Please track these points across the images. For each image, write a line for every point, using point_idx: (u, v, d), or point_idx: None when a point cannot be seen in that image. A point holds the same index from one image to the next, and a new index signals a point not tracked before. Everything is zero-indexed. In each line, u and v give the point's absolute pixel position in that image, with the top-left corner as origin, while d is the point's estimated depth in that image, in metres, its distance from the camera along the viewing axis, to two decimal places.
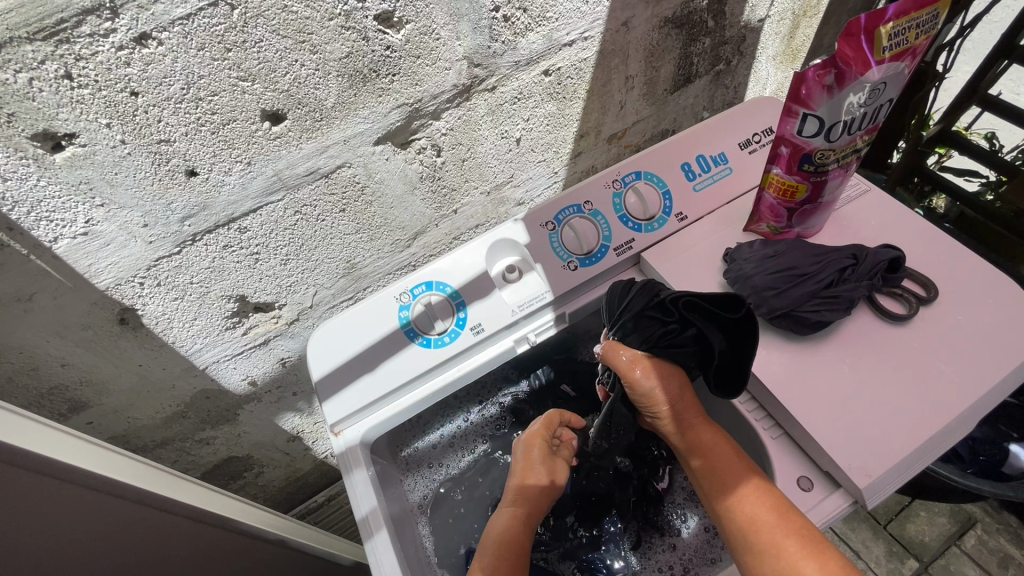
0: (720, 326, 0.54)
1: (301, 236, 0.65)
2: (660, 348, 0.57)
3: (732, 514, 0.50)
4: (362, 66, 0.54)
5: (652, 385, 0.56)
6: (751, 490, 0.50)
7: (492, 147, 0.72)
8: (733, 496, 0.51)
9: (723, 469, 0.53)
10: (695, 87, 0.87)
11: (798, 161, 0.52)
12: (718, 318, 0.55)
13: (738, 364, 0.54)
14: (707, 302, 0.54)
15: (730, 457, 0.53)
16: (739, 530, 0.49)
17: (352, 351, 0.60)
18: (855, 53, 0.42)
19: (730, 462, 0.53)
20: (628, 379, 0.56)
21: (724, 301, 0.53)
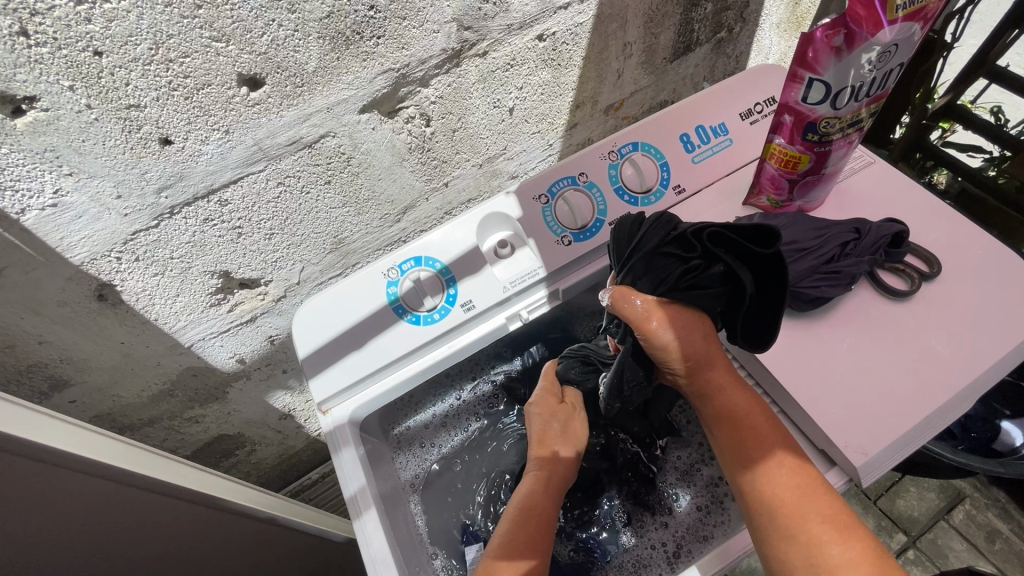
0: (749, 264, 0.50)
1: (285, 210, 0.62)
2: (681, 289, 0.52)
3: (760, 493, 0.49)
4: (344, 28, 0.50)
5: (673, 336, 0.51)
6: (782, 468, 0.49)
7: (484, 117, 0.69)
8: (762, 474, 0.49)
9: (752, 443, 0.50)
10: (695, 56, 0.84)
11: (802, 130, 0.50)
12: (745, 256, 0.50)
13: (771, 306, 0.49)
14: (735, 234, 0.49)
15: (759, 429, 0.51)
16: (768, 510, 0.48)
17: (337, 330, 0.58)
18: (866, 11, 0.40)
19: (760, 434, 0.51)
20: (643, 330, 0.51)
21: (754, 232, 0.49)
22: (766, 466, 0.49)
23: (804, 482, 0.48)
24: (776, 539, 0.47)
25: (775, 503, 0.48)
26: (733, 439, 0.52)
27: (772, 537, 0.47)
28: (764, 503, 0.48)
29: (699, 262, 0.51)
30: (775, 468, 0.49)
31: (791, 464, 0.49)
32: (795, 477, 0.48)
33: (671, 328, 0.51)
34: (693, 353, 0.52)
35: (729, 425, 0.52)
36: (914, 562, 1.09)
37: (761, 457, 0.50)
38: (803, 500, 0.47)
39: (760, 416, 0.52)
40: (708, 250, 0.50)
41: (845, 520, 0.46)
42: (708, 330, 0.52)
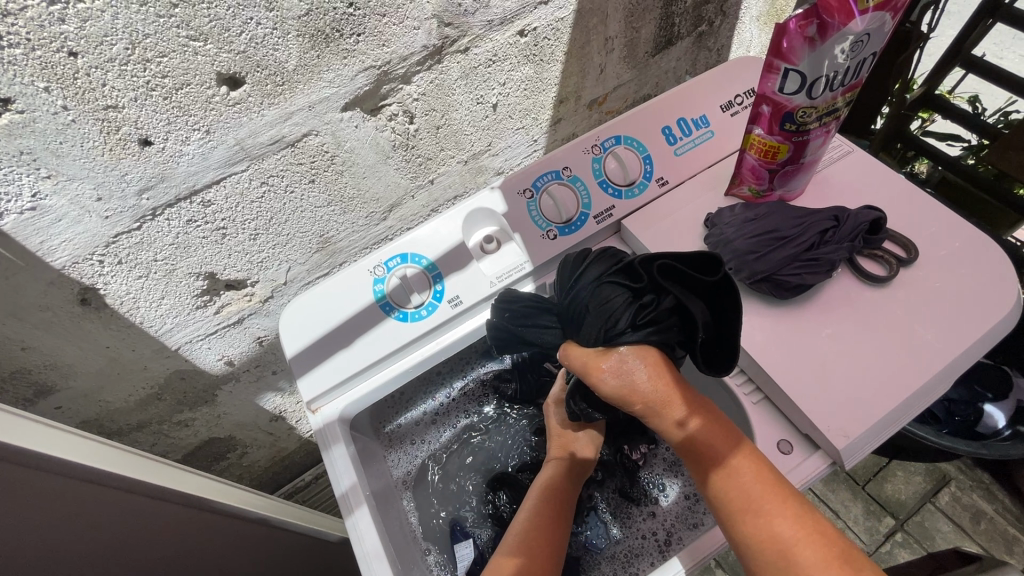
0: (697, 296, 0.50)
1: (269, 209, 0.62)
2: (637, 326, 0.50)
3: (724, 510, 0.48)
4: (324, 25, 0.50)
5: (621, 380, 0.50)
6: (740, 479, 0.48)
7: (468, 113, 0.69)
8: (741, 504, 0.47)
9: (711, 453, 0.49)
10: (677, 50, 0.84)
11: (779, 119, 0.51)
12: (693, 285, 0.50)
13: (731, 332, 0.49)
14: (684, 266, 0.50)
15: (714, 436, 0.50)
16: (738, 529, 0.47)
17: (320, 333, 0.57)
18: (838, 1, 0.40)
19: (717, 442, 0.50)
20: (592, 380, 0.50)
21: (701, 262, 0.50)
22: (729, 479, 0.48)
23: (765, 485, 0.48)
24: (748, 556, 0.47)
25: (745, 518, 0.47)
26: (694, 454, 0.51)
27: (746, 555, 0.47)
28: (733, 522, 0.48)
29: (650, 292, 0.50)
30: (739, 480, 0.48)
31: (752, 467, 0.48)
32: (757, 482, 0.48)
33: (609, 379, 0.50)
34: (640, 392, 0.50)
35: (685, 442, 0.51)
36: (902, 545, 1.11)
37: (724, 471, 0.49)
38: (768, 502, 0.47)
39: (709, 422, 0.51)
40: (658, 282, 0.50)
41: (803, 517, 0.46)
42: (661, 359, 0.51)
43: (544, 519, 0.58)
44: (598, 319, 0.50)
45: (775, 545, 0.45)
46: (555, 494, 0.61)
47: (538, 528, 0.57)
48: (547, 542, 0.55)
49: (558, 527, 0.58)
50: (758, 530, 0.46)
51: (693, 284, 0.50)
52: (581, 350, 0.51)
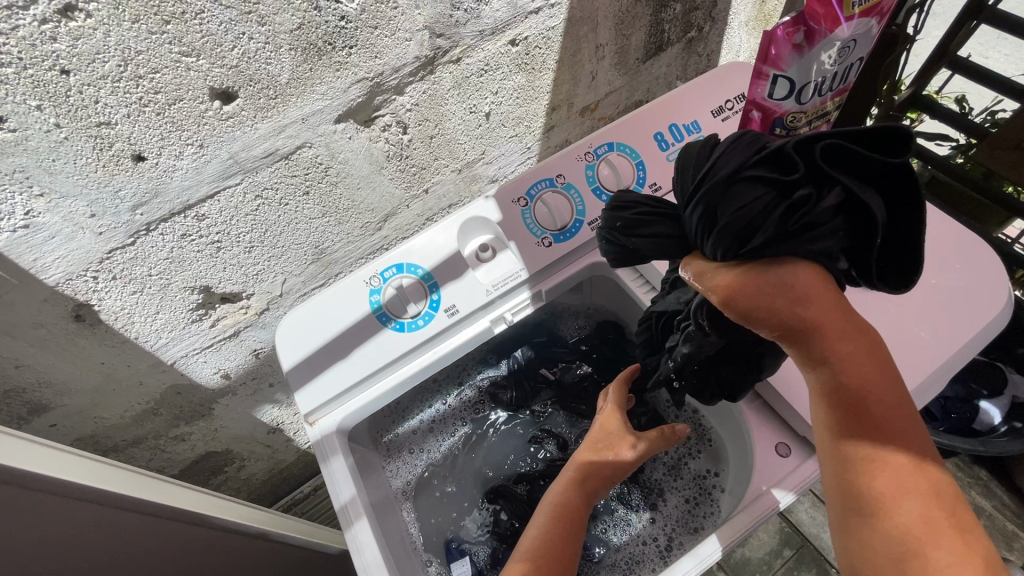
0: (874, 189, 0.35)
1: (264, 222, 0.62)
2: (792, 233, 0.34)
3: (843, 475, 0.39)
4: (316, 39, 0.51)
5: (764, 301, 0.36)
6: (890, 453, 0.36)
7: (461, 122, 0.70)
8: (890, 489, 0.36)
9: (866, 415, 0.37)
10: (667, 56, 0.85)
11: (768, 127, 0.49)
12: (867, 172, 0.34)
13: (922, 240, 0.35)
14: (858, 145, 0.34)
15: (873, 392, 0.37)
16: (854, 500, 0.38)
17: (316, 347, 0.57)
18: (824, 9, 0.41)
19: (879, 405, 0.36)
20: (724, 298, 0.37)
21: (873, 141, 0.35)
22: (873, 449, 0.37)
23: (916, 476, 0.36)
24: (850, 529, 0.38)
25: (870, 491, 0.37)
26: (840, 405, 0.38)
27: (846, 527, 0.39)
28: (850, 489, 0.38)
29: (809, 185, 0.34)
30: (886, 456, 0.36)
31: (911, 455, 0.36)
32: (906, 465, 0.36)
33: (742, 297, 0.36)
34: (790, 310, 0.36)
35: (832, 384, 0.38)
36: None
37: (872, 439, 0.37)
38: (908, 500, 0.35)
39: (872, 372, 0.37)
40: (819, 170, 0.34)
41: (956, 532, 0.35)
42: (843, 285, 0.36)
43: (551, 532, 0.53)
44: (727, 216, 0.36)
45: (902, 535, 0.35)
46: (562, 501, 0.56)
47: (545, 546, 0.52)
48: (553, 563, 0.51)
49: (569, 540, 0.53)
50: (883, 516, 0.36)
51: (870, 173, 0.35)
52: (710, 261, 0.39)
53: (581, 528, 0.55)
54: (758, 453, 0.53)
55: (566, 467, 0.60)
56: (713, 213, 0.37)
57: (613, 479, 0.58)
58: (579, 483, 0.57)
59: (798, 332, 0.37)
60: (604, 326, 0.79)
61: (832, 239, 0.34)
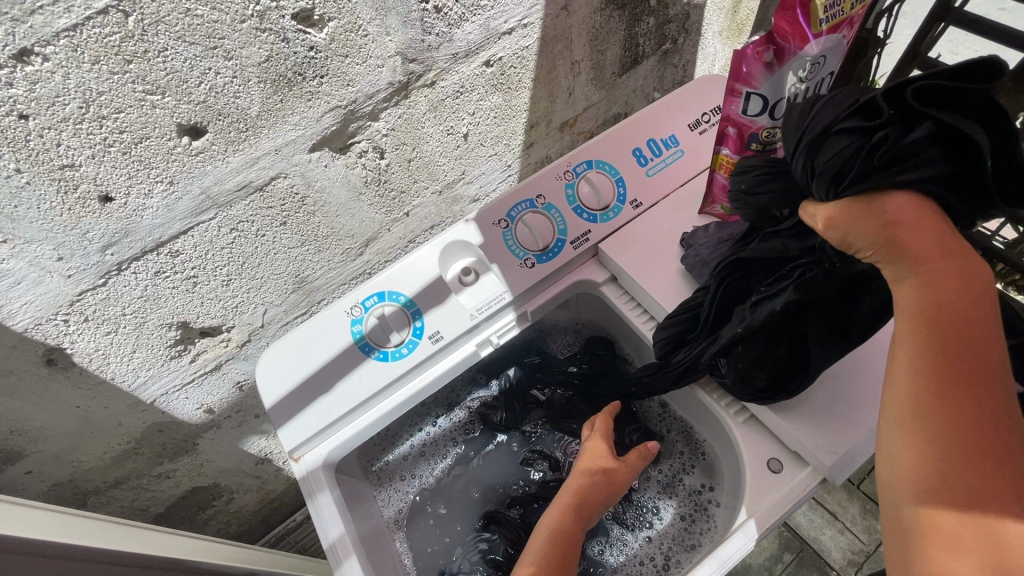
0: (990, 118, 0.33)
1: (241, 254, 0.61)
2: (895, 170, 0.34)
3: (912, 419, 0.35)
4: (285, 70, 0.50)
5: (867, 222, 0.36)
6: (979, 395, 0.33)
7: (439, 144, 0.69)
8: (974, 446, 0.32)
9: (963, 353, 0.33)
10: (643, 68, 0.85)
11: (745, 141, 0.50)
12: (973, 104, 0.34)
13: None
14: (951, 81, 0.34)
15: (971, 327, 0.33)
16: (931, 450, 0.33)
17: (297, 382, 0.56)
18: (791, 26, 0.41)
19: (976, 340, 0.33)
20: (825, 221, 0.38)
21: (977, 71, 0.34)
22: (961, 390, 0.33)
23: (1005, 422, 0.32)
24: (903, 469, 0.35)
25: (951, 440, 0.33)
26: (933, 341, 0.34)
27: (906, 482, 0.35)
28: (925, 437, 0.34)
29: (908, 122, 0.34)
30: (975, 401, 0.33)
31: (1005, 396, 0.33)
32: (996, 410, 0.33)
33: (842, 221, 0.37)
34: (880, 229, 0.35)
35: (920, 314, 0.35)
36: None
37: (967, 379, 0.33)
38: (996, 447, 0.32)
39: (975, 309, 0.34)
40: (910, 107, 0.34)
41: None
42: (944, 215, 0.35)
43: (545, 561, 0.52)
44: (823, 165, 0.37)
45: (976, 489, 0.32)
46: (558, 529, 0.55)
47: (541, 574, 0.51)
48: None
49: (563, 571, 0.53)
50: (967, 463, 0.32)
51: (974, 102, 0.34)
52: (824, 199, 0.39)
53: (575, 558, 0.55)
54: (750, 469, 0.52)
55: (560, 493, 0.59)
56: (812, 163, 0.38)
57: (605, 507, 0.58)
58: (574, 512, 0.56)
59: (893, 253, 0.35)
60: (593, 341, 0.79)
61: (936, 168, 0.33)
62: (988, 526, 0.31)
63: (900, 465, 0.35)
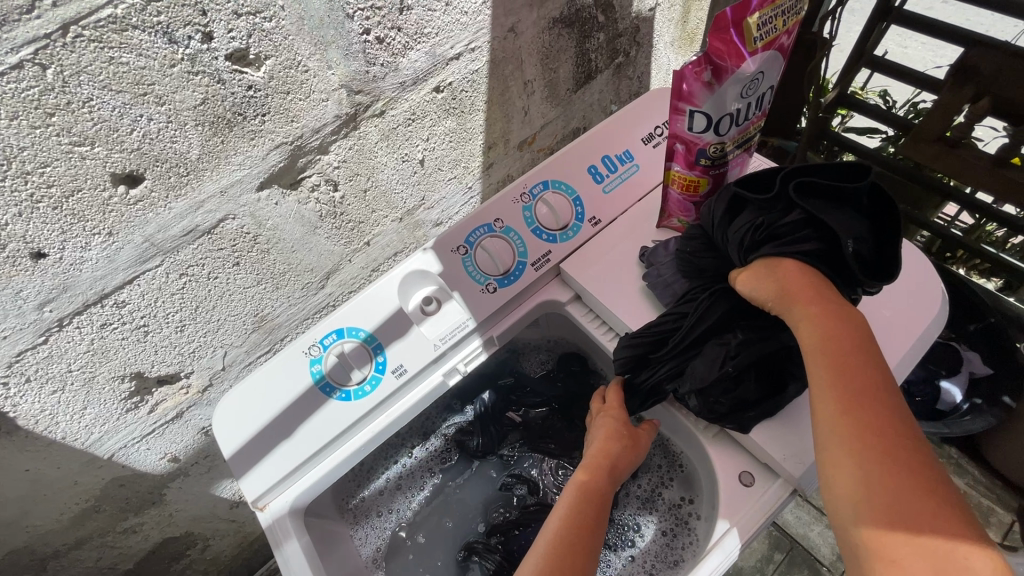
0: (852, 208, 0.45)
1: (194, 299, 0.59)
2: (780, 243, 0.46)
3: (834, 446, 0.38)
4: (223, 112, 0.49)
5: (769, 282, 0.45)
6: (881, 419, 0.38)
7: (394, 172, 0.68)
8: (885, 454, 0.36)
9: (861, 385, 0.39)
10: (598, 82, 0.86)
11: (694, 156, 0.51)
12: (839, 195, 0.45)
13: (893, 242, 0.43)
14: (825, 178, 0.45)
15: (862, 363, 0.40)
16: (857, 474, 0.37)
17: (256, 428, 0.54)
18: (726, 46, 0.42)
19: (868, 373, 0.40)
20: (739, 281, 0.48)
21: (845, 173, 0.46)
22: (866, 418, 0.38)
23: (906, 441, 0.37)
24: (837, 482, 0.38)
25: (864, 448, 0.37)
26: (836, 376, 0.40)
27: (846, 510, 0.37)
28: (848, 460, 0.37)
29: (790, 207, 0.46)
30: (875, 414, 0.38)
31: (903, 423, 0.38)
32: (897, 433, 0.37)
33: (753, 284, 0.47)
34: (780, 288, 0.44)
35: (822, 353, 0.41)
36: None
37: (869, 408, 0.38)
38: (907, 467, 0.36)
39: (860, 349, 0.41)
40: (792, 199, 0.46)
41: (955, 497, 0.35)
42: (826, 282, 0.44)
43: (578, 513, 0.50)
44: (735, 233, 0.49)
45: (898, 501, 0.35)
46: (589, 483, 0.53)
47: (573, 525, 0.49)
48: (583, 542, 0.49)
49: (597, 524, 0.51)
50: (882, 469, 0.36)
51: (842, 197, 0.45)
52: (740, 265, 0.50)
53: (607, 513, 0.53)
54: (722, 484, 0.51)
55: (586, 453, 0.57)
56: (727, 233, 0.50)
57: (630, 465, 0.57)
58: (604, 470, 0.54)
59: (793, 306, 0.43)
60: (566, 358, 0.78)
61: (811, 245, 0.45)
62: (923, 539, 0.33)
63: (836, 496, 0.38)
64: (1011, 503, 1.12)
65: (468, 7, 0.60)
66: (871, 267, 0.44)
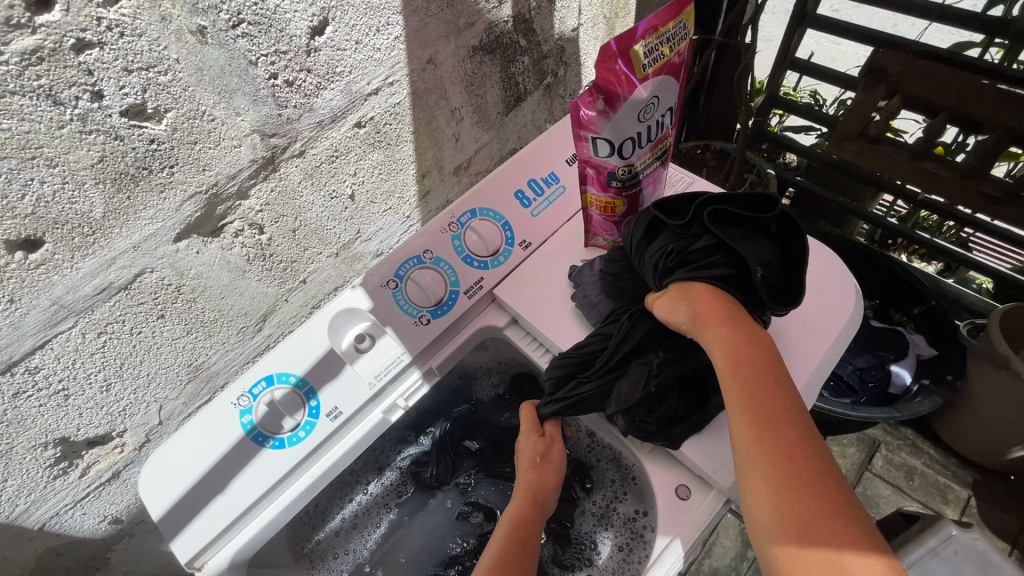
0: (761, 236, 0.48)
1: (118, 356, 0.57)
2: (693, 268, 0.48)
3: (747, 462, 0.41)
4: (125, 167, 0.48)
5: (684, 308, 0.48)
6: (787, 435, 0.40)
7: (323, 209, 0.68)
8: (789, 467, 0.39)
9: (772, 407, 0.42)
10: (529, 103, 0.87)
11: (606, 179, 0.52)
12: (746, 225, 0.49)
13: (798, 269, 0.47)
14: (735, 207, 0.49)
15: (772, 385, 0.43)
16: (770, 492, 0.39)
17: (187, 485, 0.53)
18: (615, 77, 0.43)
19: (773, 391, 0.43)
20: (656, 306, 0.50)
21: (752, 203, 0.50)
22: (773, 434, 0.40)
23: (810, 454, 0.40)
24: (749, 497, 0.40)
25: (773, 463, 0.39)
26: (749, 399, 0.42)
27: (762, 527, 0.39)
28: (760, 475, 0.40)
29: (703, 235, 0.49)
30: (779, 429, 0.41)
31: (810, 440, 0.41)
32: (805, 451, 0.40)
33: (668, 308, 0.49)
34: (691, 313, 0.47)
35: (731, 373, 0.44)
36: None
37: (776, 424, 0.41)
38: (814, 485, 0.38)
39: (765, 368, 0.44)
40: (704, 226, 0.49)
41: (855, 510, 0.38)
42: (737, 307, 0.47)
43: (511, 545, 0.50)
44: (650, 258, 0.51)
45: (802, 515, 0.37)
46: (520, 512, 0.53)
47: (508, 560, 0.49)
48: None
49: (529, 552, 0.51)
50: (788, 483, 0.39)
51: (751, 227, 0.49)
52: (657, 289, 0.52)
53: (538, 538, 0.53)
54: (660, 498, 0.52)
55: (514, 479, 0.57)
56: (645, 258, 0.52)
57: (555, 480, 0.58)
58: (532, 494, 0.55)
59: (702, 329, 0.46)
60: (516, 379, 0.78)
61: (722, 270, 0.48)
62: (829, 553, 0.36)
63: (750, 511, 0.40)
64: (966, 478, 1.16)
65: (380, 44, 0.60)
66: (780, 292, 0.47)
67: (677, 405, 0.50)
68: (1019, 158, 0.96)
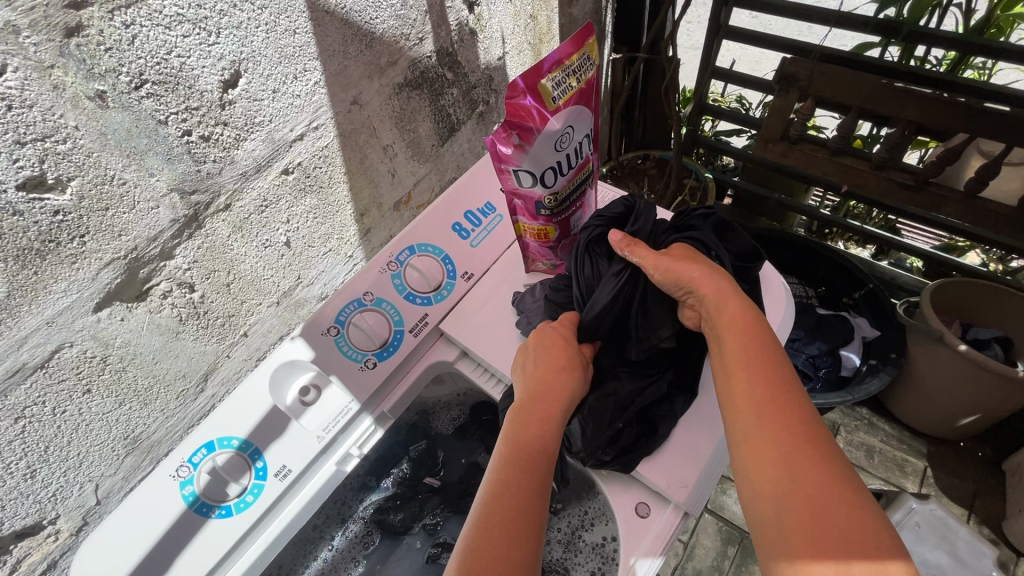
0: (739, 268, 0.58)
1: (42, 440, 0.54)
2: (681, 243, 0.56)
3: (754, 448, 0.43)
4: (30, 242, 0.45)
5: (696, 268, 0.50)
6: (793, 425, 0.43)
7: (258, 259, 0.66)
8: (797, 457, 0.41)
9: (781, 401, 0.44)
10: (464, 132, 0.88)
11: (534, 209, 0.52)
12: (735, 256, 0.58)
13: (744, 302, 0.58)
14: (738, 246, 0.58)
15: (777, 378, 0.45)
16: (768, 480, 0.41)
17: (122, 573, 0.50)
18: (526, 111, 0.44)
19: (777, 384, 0.45)
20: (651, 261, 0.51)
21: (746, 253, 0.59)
22: (779, 422, 0.43)
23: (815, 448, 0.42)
24: (756, 486, 0.42)
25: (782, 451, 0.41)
26: (753, 393, 0.45)
27: (768, 517, 0.40)
28: (765, 461, 0.41)
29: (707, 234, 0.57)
30: (786, 420, 0.43)
31: (813, 431, 0.42)
32: (810, 449, 0.41)
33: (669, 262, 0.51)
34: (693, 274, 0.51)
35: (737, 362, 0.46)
36: None
37: (783, 414, 0.43)
38: (815, 472, 0.40)
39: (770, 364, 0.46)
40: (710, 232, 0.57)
41: (865, 509, 0.38)
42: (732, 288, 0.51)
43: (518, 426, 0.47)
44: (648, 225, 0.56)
45: (809, 506, 0.39)
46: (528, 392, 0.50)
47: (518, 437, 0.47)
48: (531, 462, 0.45)
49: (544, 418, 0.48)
50: (795, 472, 0.40)
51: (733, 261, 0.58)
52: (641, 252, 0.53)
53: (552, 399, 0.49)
54: (621, 519, 0.53)
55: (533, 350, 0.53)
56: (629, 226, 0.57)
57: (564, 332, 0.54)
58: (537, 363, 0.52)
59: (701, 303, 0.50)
60: (476, 409, 0.77)
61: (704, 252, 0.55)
62: (835, 549, 0.36)
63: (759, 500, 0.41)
64: (920, 450, 1.22)
65: (299, 90, 0.59)
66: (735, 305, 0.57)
67: (636, 431, 0.54)
68: (927, 146, 1.03)
